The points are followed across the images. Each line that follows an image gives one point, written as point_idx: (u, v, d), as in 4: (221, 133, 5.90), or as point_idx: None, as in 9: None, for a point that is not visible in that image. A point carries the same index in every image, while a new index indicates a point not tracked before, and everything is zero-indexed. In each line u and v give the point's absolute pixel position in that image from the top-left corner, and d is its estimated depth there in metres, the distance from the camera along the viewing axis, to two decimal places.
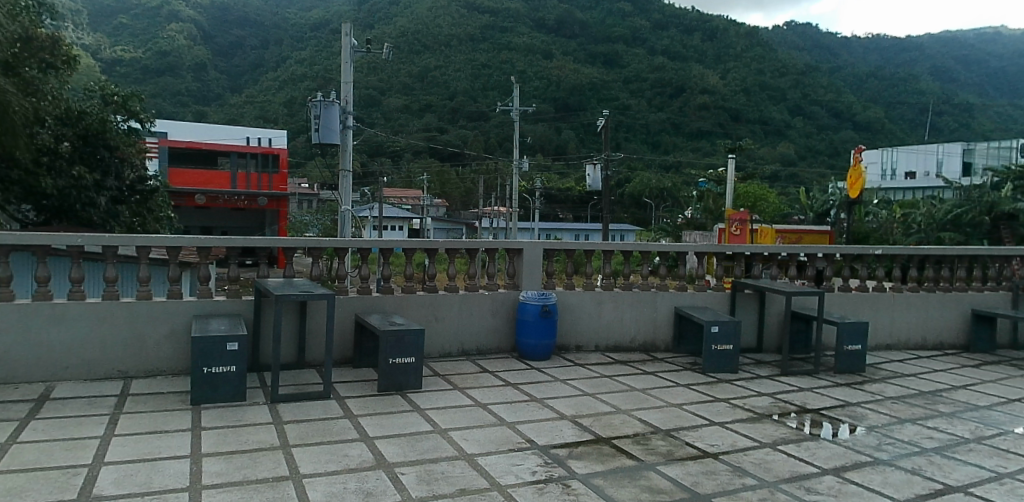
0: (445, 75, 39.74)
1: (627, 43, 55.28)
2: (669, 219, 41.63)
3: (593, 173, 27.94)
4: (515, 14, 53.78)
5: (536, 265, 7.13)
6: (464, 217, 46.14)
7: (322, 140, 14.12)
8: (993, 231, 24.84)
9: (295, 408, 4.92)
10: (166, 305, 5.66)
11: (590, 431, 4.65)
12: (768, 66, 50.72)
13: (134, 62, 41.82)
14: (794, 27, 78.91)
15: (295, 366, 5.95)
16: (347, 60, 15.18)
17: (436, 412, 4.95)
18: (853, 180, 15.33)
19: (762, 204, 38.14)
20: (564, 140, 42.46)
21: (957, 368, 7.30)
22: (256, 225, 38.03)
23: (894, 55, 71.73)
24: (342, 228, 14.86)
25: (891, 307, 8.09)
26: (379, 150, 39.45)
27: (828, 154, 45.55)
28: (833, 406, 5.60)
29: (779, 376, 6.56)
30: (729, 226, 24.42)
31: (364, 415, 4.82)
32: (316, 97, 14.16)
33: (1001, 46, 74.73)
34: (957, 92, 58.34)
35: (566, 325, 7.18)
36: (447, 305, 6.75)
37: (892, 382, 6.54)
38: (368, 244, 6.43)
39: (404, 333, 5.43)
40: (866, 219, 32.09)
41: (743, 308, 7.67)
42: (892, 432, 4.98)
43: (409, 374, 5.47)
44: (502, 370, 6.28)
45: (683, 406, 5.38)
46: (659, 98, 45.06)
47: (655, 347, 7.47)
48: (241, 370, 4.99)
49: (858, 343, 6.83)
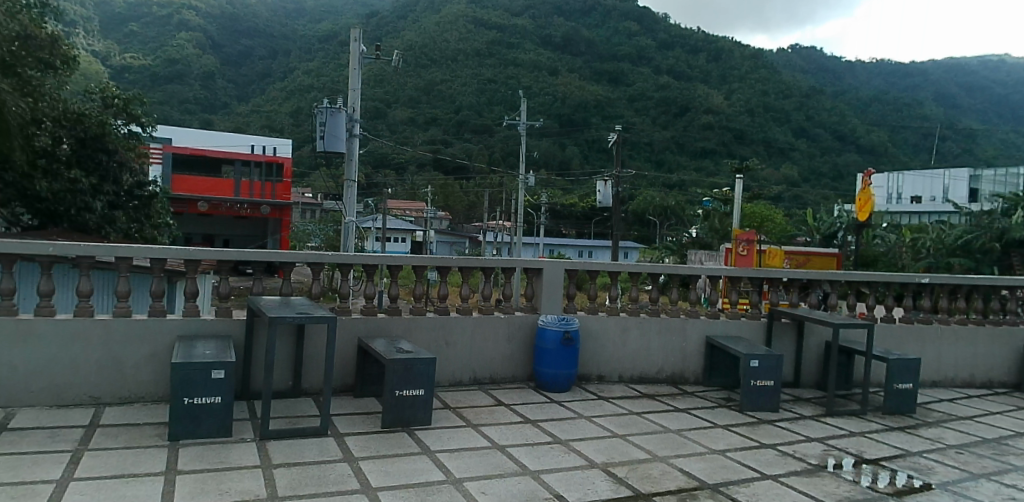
0: (451, 89, 39.27)
1: (632, 62, 54.80)
2: (674, 237, 40.87)
3: (603, 190, 27.44)
4: (522, 31, 53.45)
5: (556, 286, 6.51)
6: (467, 231, 45.94)
7: (327, 148, 13.62)
8: (1004, 258, 24.03)
9: (287, 447, 4.30)
10: (149, 323, 5.04)
11: (627, 485, 4.04)
12: (773, 87, 50.26)
13: (143, 69, 41.41)
14: (798, 50, 78.57)
15: (289, 395, 5.35)
16: (355, 65, 14.57)
17: (449, 455, 4.32)
18: (860, 202, 14.42)
19: (769, 225, 37.82)
20: (569, 155, 42.04)
21: (1017, 410, 6.66)
22: (259, 233, 37.60)
23: (899, 80, 70.93)
24: (346, 240, 14.22)
25: (938, 339, 7.48)
26: (383, 162, 38.97)
27: (831, 178, 45.29)
28: (892, 456, 4.97)
29: (824, 417, 5.95)
30: (736, 246, 23.33)
31: (365, 457, 4.19)
32: (323, 105, 13.70)
33: (1004, 73, 73.46)
34: (961, 118, 57.56)
35: (587, 354, 6.59)
36: (459, 329, 6.14)
37: (950, 427, 5.90)
38: (377, 259, 5.82)
39: (413, 362, 4.82)
40: (875, 244, 31.19)
41: (780, 338, 7.06)
42: (970, 491, 4.34)
43: (418, 408, 4.85)
44: (520, 404, 5.66)
45: (727, 453, 4.77)
46: (664, 117, 44.61)
47: (684, 379, 6.84)
48: (227, 401, 4.37)
49: (909, 382, 6.22)
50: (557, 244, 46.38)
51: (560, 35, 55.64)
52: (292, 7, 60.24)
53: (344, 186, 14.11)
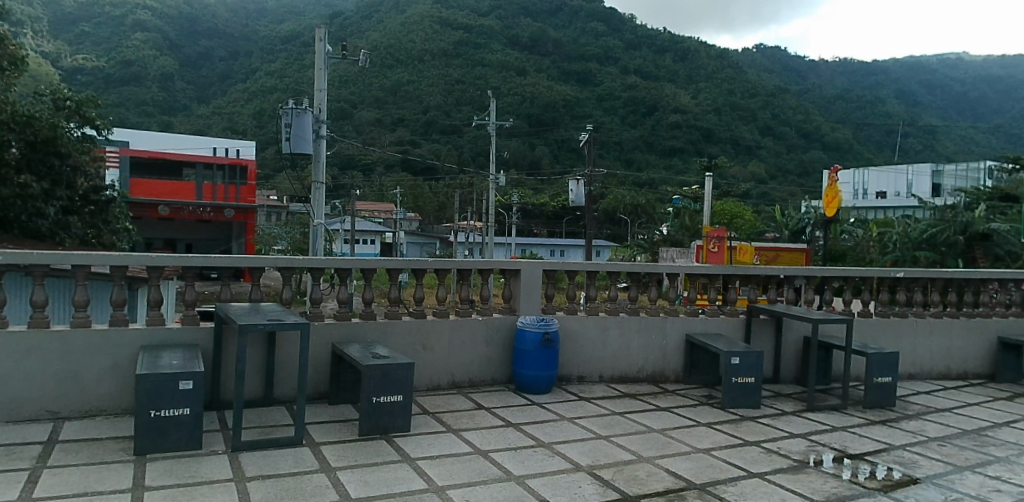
0: (418, 90, 39.08)
1: (600, 63, 55.03)
2: (645, 234, 41.09)
3: (576, 189, 27.17)
4: (489, 31, 53.42)
5: (534, 287, 6.41)
6: (437, 232, 45.76)
7: (294, 150, 13.25)
8: (968, 251, 24.38)
9: (261, 459, 4.11)
10: (109, 333, 4.82)
11: (614, 488, 3.95)
12: (738, 87, 50.86)
13: (97, 70, 40.35)
14: (762, 50, 79.68)
15: (261, 403, 5.15)
16: (321, 65, 14.28)
17: (430, 462, 4.20)
18: (827, 197, 14.41)
19: (737, 222, 38.46)
20: (539, 155, 42.59)
21: (991, 401, 6.74)
22: (221, 238, 36.25)
23: (861, 79, 72.01)
24: (315, 244, 13.92)
25: (912, 332, 7.56)
26: (350, 164, 38.35)
27: (796, 175, 45.43)
28: (877, 451, 4.95)
29: (806, 413, 5.94)
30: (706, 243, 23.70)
31: (343, 467, 4.04)
32: (288, 105, 13.35)
33: (962, 70, 74.66)
34: (922, 115, 58.61)
35: (567, 354, 6.50)
36: (436, 331, 6.00)
37: (929, 420, 5.93)
38: (353, 263, 5.64)
39: (390, 367, 4.67)
40: (842, 238, 31.68)
41: (759, 335, 7.06)
42: (955, 485, 4.32)
43: (396, 414, 4.70)
44: (501, 407, 5.54)
45: (712, 452, 4.71)
46: (632, 116, 45.69)
47: (665, 377, 6.80)
48: (196, 413, 4.18)
49: (888, 375, 6.23)
50: (529, 244, 46.94)
51: (527, 35, 55.57)
52: (253, 8, 59.31)
53: (312, 188, 13.77)
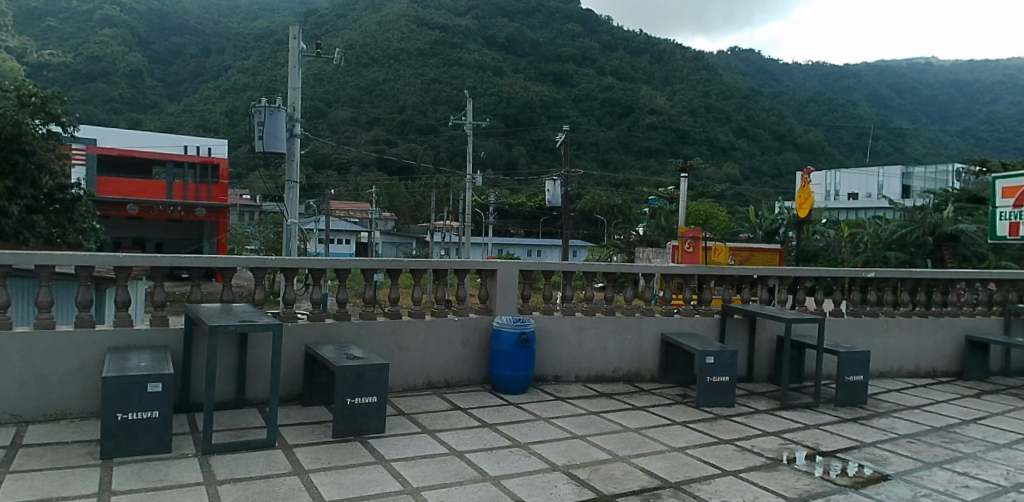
0: (394, 89, 38.90)
1: (577, 63, 55.21)
2: (622, 235, 41.30)
3: (553, 189, 27.25)
4: (465, 31, 53.32)
5: (511, 287, 6.40)
6: (414, 232, 45.57)
7: (267, 149, 13.09)
8: (936, 252, 24.91)
9: (233, 462, 4.05)
10: (74, 335, 4.70)
11: (589, 487, 3.96)
12: (713, 89, 51.37)
13: (64, 66, 39.50)
14: (737, 52, 80.58)
15: (233, 405, 5.08)
16: (295, 63, 14.09)
17: (405, 464, 4.16)
18: (801, 198, 14.59)
19: (713, 222, 38.89)
20: (515, 155, 42.22)
21: (959, 398, 6.88)
22: (192, 237, 35.51)
23: (833, 82, 73.06)
24: (288, 244, 13.77)
25: (883, 331, 7.68)
26: (325, 163, 38.03)
27: (771, 176, 45.99)
28: (848, 448, 5.02)
29: (779, 410, 6.00)
30: (682, 243, 23.98)
31: (316, 469, 4.00)
32: (261, 103, 13.16)
33: (931, 74, 76.03)
34: (892, 118, 59.68)
35: (543, 354, 6.50)
36: (412, 332, 5.96)
37: (900, 417, 6.03)
38: (327, 263, 5.58)
39: (365, 368, 4.62)
40: (815, 239, 32.13)
41: (733, 334, 7.13)
42: (923, 481, 4.40)
43: (371, 416, 4.66)
44: (477, 407, 5.52)
45: (687, 450, 4.74)
46: (608, 117, 46.00)
47: (640, 377, 6.84)
48: (166, 416, 4.10)
49: (859, 374, 6.33)
50: (506, 244, 46.99)
51: (504, 35, 55.57)
52: (226, 5, 58.52)
53: (286, 187, 13.61)
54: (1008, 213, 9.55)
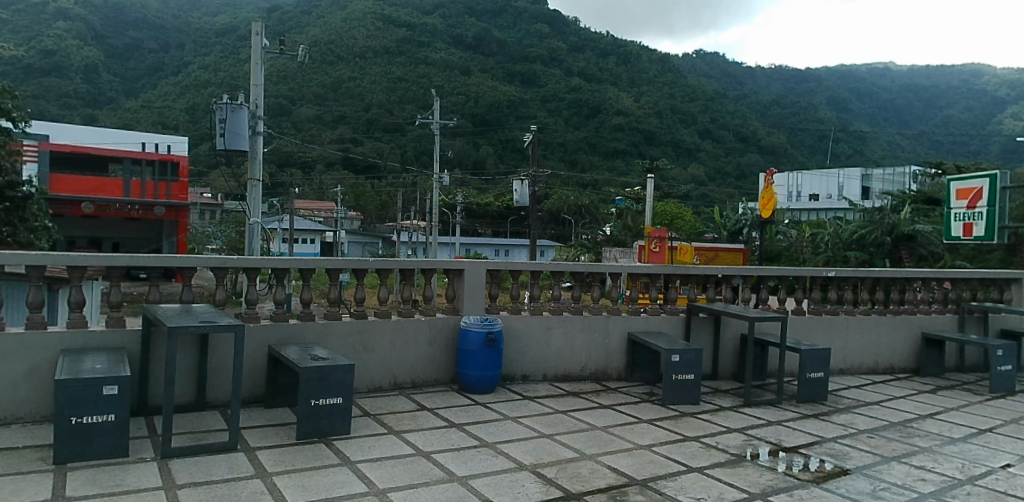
0: (360, 87, 38.56)
1: (544, 64, 55.37)
2: (589, 235, 41.51)
3: (520, 189, 27.28)
4: (432, 29, 53.10)
5: (478, 287, 6.37)
6: (380, 231, 45.21)
7: (229, 146, 12.85)
8: (894, 252, 25.60)
9: (193, 466, 3.95)
10: (26, 337, 4.54)
11: (557, 486, 3.96)
12: (679, 91, 52.01)
13: (15, 60, 38.26)
14: (702, 55, 81.73)
15: (193, 408, 4.96)
16: (257, 59, 13.83)
17: (371, 465, 4.11)
18: (763, 199, 14.82)
19: (679, 222, 39.37)
20: (483, 155, 42.11)
21: (916, 394, 7.07)
22: (152, 237, 34.71)
23: (795, 85, 74.50)
24: (250, 243, 13.53)
25: (844, 329, 7.85)
26: (289, 161, 37.53)
27: (735, 177, 46.61)
28: (809, 444, 5.11)
29: (743, 407, 6.10)
30: (648, 243, 24.22)
31: (279, 472, 3.92)
32: (223, 101, 12.89)
33: (889, 79, 78.03)
34: (852, 121, 61.09)
35: (511, 354, 6.49)
36: (378, 332, 5.90)
37: (859, 413, 6.17)
38: (291, 263, 5.49)
39: (329, 369, 4.55)
40: (777, 239, 32.71)
41: (698, 333, 7.21)
42: (882, 475, 4.50)
43: (336, 417, 4.59)
44: (444, 408, 5.48)
45: (653, 448, 4.78)
46: (575, 118, 46.29)
47: (607, 376, 6.87)
48: (122, 419, 3.98)
49: (820, 371, 6.46)
50: (473, 244, 46.95)
51: (471, 35, 55.47)
52: None
53: (249, 186, 13.39)
54: (962, 214, 9.85)
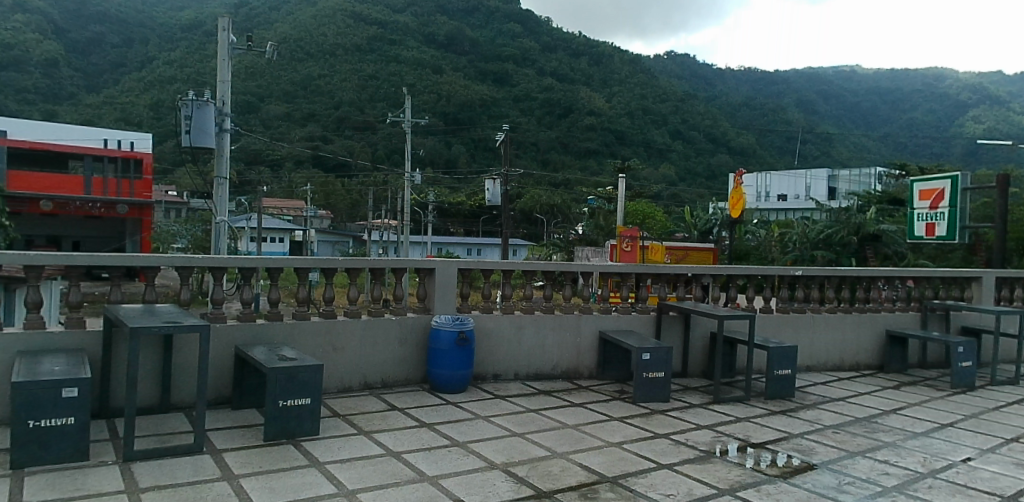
0: (330, 85, 38.20)
1: (517, 63, 55.42)
2: (561, 234, 41.57)
3: (492, 188, 27.26)
4: (404, 28, 52.84)
5: (449, 286, 6.34)
6: (350, 230, 44.80)
7: (195, 143, 12.60)
8: (860, 251, 26.16)
9: (156, 469, 3.86)
10: None
11: (528, 484, 3.96)
12: (650, 91, 52.47)
13: None
14: (673, 57, 82.51)
15: (157, 410, 4.86)
16: (224, 55, 13.59)
17: (340, 466, 4.06)
18: (732, 199, 14.98)
19: (650, 222, 39.66)
20: (455, 154, 42.40)
21: (880, 390, 7.22)
22: (115, 235, 34.45)
23: (764, 87, 75.58)
24: (217, 242, 13.28)
25: (811, 326, 7.99)
26: (257, 159, 37.00)
27: (706, 177, 46.20)
28: (777, 440, 5.18)
29: (712, 404, 6.16)
30: (620, 242, 24.42)
31: (246, 474, 3.85)
32: (188, 97, 12.66)
33: (855, 81, 79.56)
34: (820, 123, 62.16)
35: (482, 353, 6.48)
36: (348, 332, 5.84)
37: (825, 409, 6.28)
38: (259, 263, 5.41)
39: (297, 369, 4.49)
40: (747, 238, 33.13)
41: (668, 332, 7.28)
42: (847, 469, 4.58)
43: (304, 419, 4.53)
44: (414, 407, 5.45)
45: (624, 446, 4.80)
46: (547, 118, 46.40)
47: (579, 374, 6.89)
48: (83, 422, 3.88)
49: (787, 368, 6.56)
50: (445, 243, 46.79)
51: (443, 33, 55.32)
52: None
53: (215, 183, 13.17)
54: (925, 214, 10.08)
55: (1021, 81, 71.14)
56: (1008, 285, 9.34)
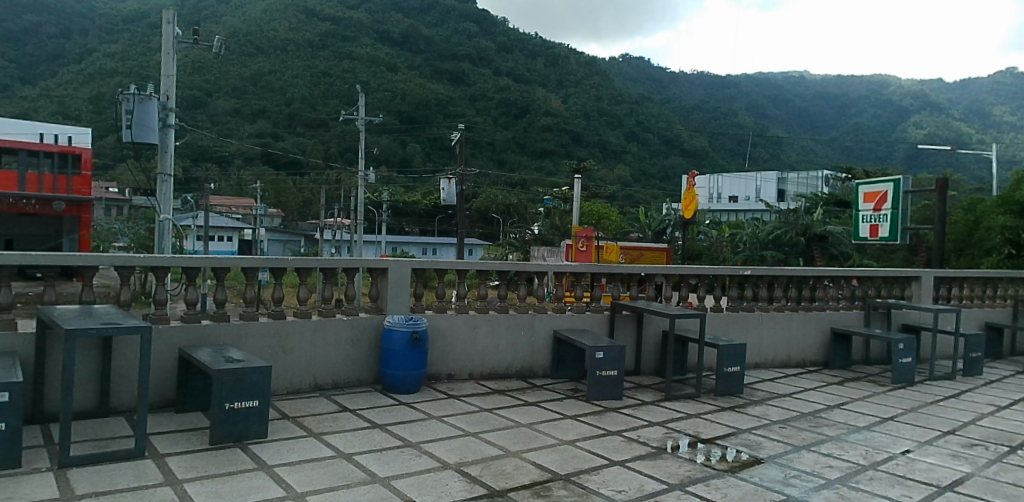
0: (280, 81, 37.52)
1: (473, 62, 55.36)
2: (517, 234, 41.52)
3: (448, 188, 27.18)
4: (358, 24, 52.26)
5: (403, 286, 6.26)
6: (302, 229, 44.03)
7: (137, 139, 12.20)
8: (807, 251, 27.00)
9: (94, 475, 3.72)
10: None
11: (481, 483, 3.94)
12: (605, 93, 53.05)
13: None
14: (628, 59, 83.61)
15: (95, 415, 4.69)
16: (169, 48, 13.15)
17: (289, 469, 3.97)
18: (685, 200, 15.26)
19: (605, 222, 40.04)
20: (410, 152, 41.98)
21: (826, 386, 7.43)
22: None
23: (716, 91, 77.14)
24: (160, 241, 12.87)
25: (759, 324, 8.18)
26: (205, 155, 35.99)
27: (659, 179, 47.18)
28: (726, 435, 5.27)
29: (663, 402, 6.25)
30: (575, 242, 24.57)
31: (191, 479, 3.74)
32: (129, 90, 12.24)
33: (804, 87, 81.94)
34: (769, 126, 63.76)
35: (435, 353, 6.43)
36: (298, 332, 5.73)
37: (772, 405, 6.42)
38: (205, 262, 5.26)
39: (245, 371, 4.38)
40: (699, 238, 33.76)
41: (621, 330, 7.35)
42: (793, 463, 4.69)
43: (251, 420, 4.42)
44: (366, 408, 5.37)
45: (577, 443, 4.82)
46: (503, 117, 46.50)
47: (533, 373, 6.90)
48: (14, 428, 3.70)
49: (736, 365, 6.69)
50: (400, 242, 46.41)
51: (398, 31, 54.90)
52: None
53: (158, 180, 12.76)
54: (869, 216, 10.42)
55: (959, 89, 74.24)
56: (946, 284, 9.72)
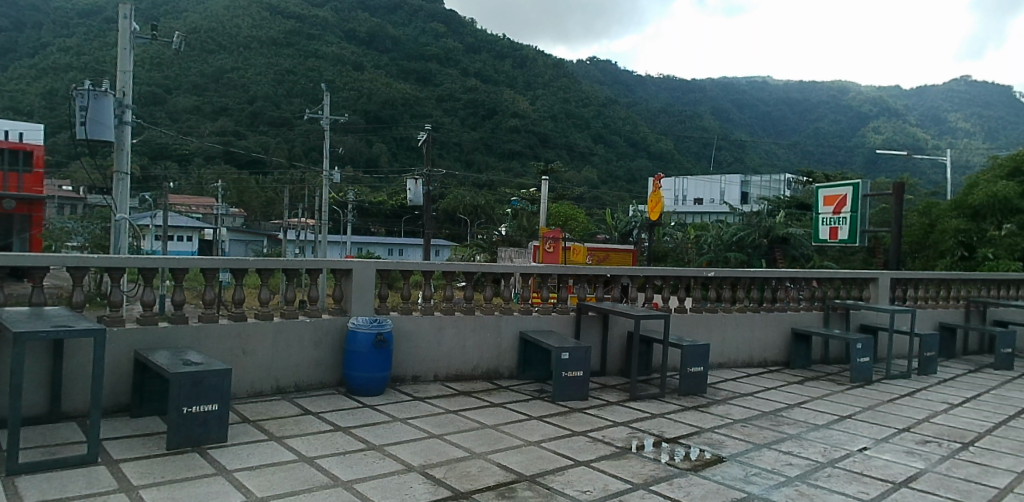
0: (243, 78, 36.87)
1: (440, 63, 55.14)
2: (484, 235, 41.50)
3: (414, 188, 27.01)
4: (323, 23, 51.66)
5: (367, 286, 6.20)
6: (265, 229, 43.34)
7: (91, 136, 11.84)
8: (769, 253, 27.53)
9: (44, 482, 3.59)
10: None
11: (445, 486, 3.91)
12: (573, 96, 53.36)
13: None
14: (595, 62, 84.21)
15: (47, 420, 4.55)
16: (125, 43, 12.80)
17: (249, 473, 3.90)
18: (651, 202, 15.44)
19: (572, 223, 40.22)
20: (376, 152, 41.56)
21: (787, 385, 7.57)
22: None
23: (681, 94, 78.11)
24: (116, 240, 12.54)
25: (722, 324, 8.29)
26: (164, 153, 35.16)
27: (626, 181, 47.60)
28: (689, 434, 5.33)
29: (628, 402, 6.29)
30: (543, 243, 24.61)
31: (146, 485, 3.63)
32: (83, 86, 11.86)
33: (766, 91, 83.51)
34: (733, 130, 64.82)
35: (400, 354, 6.38)
36: (259, 334, 5.62)
37: (735, 404, 6.51)
38: (162, 263, 5.13)
39: (204, 374, 4.29)
40: (665, 240, 34.14)
41: (587, 331, 7.38)
42: (754, 461, 4.76)
43: (210, 424, 4.33)
44: (329, 411, 5.30)
45: (541, 444, 4.82)
46: (471, 118, 46.41)
47: (498, 375, 6.89)
48: None
49: (699, 365, 6.77)
50: (366, 243, 46.03)
51: (364, 30, 54.41)
52: None
53: (115, 178, 12.42)
54: (829, 219, 10.67)
55: (915, 95, 76.38)
56: (902, 285, 9.97)
